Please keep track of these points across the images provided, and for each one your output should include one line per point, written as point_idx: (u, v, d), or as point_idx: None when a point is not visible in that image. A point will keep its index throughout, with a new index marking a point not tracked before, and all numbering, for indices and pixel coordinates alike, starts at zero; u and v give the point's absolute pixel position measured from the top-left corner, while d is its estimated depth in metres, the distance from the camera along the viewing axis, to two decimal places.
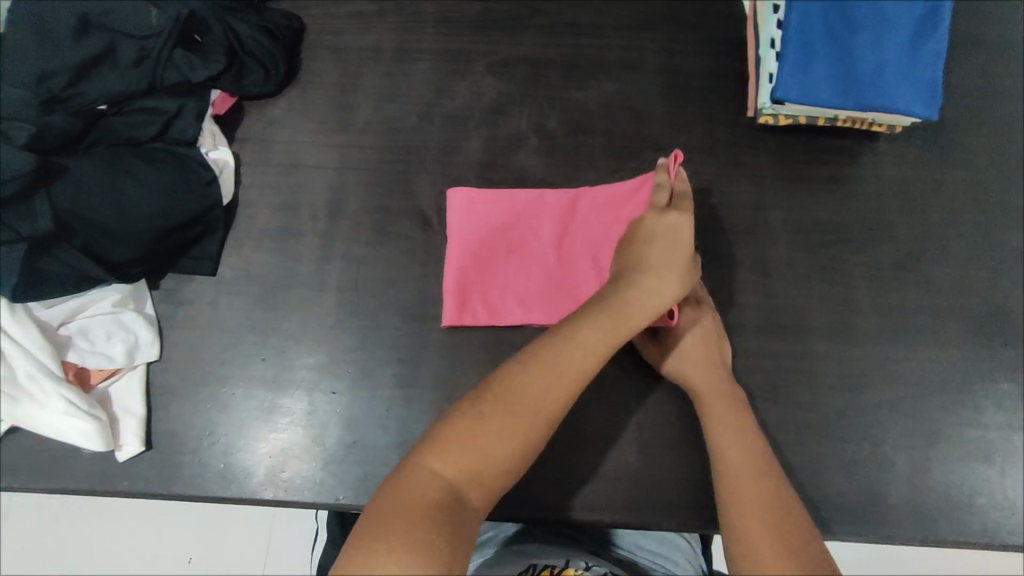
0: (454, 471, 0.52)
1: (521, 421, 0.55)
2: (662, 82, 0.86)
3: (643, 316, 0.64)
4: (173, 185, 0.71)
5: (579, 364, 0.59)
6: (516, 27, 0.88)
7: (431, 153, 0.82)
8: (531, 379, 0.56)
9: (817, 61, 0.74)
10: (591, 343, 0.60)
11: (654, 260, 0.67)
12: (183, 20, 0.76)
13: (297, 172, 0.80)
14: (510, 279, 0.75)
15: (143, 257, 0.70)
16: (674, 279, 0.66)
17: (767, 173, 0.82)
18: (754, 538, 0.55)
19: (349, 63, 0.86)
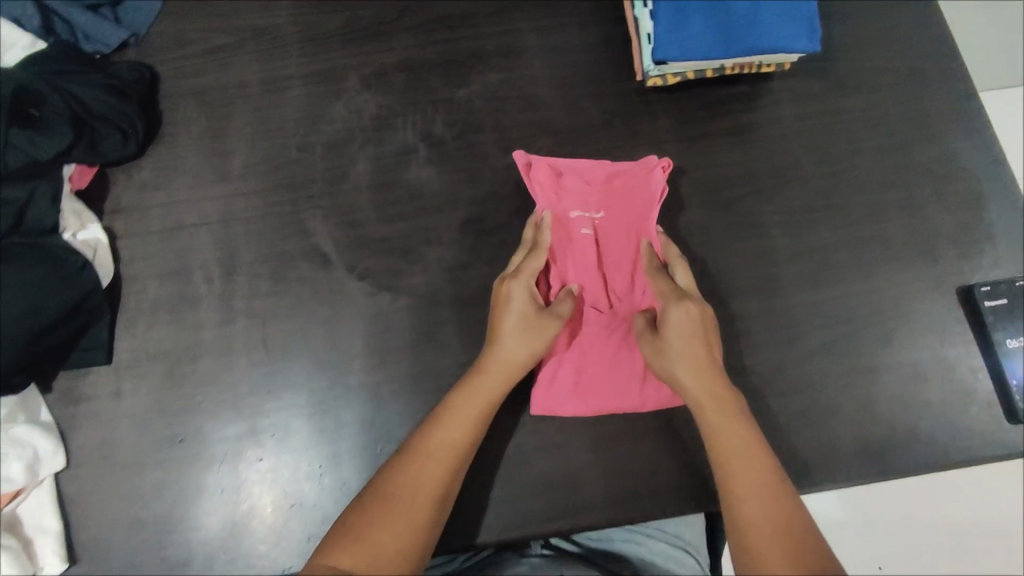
0: (353, 562, 0.57)
1: (405, 497, 0.60)
2: (544, 63, 0.83)
3: (501, 318, 0.67)
4: (41, 279, 0.65)
5: (465, 441, 0.63)
6: (384, 33, 0.84)
7: (318, 186, 0.77)
8: (403, 473, 0.62)
9: (689, 19, 0.73)
10: (466, 412, 0.64)
11: (513, 328, 0.67)
12: (11, 98, 0.69)
13: (179, 234, 0.75)
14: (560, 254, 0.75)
15: (24, 363, 0.64)
16: (526, 341, 0.67)
17: (666, 138, 0.80)
18: (770, 515, 0.59)
19: (215, 103, 0.81)
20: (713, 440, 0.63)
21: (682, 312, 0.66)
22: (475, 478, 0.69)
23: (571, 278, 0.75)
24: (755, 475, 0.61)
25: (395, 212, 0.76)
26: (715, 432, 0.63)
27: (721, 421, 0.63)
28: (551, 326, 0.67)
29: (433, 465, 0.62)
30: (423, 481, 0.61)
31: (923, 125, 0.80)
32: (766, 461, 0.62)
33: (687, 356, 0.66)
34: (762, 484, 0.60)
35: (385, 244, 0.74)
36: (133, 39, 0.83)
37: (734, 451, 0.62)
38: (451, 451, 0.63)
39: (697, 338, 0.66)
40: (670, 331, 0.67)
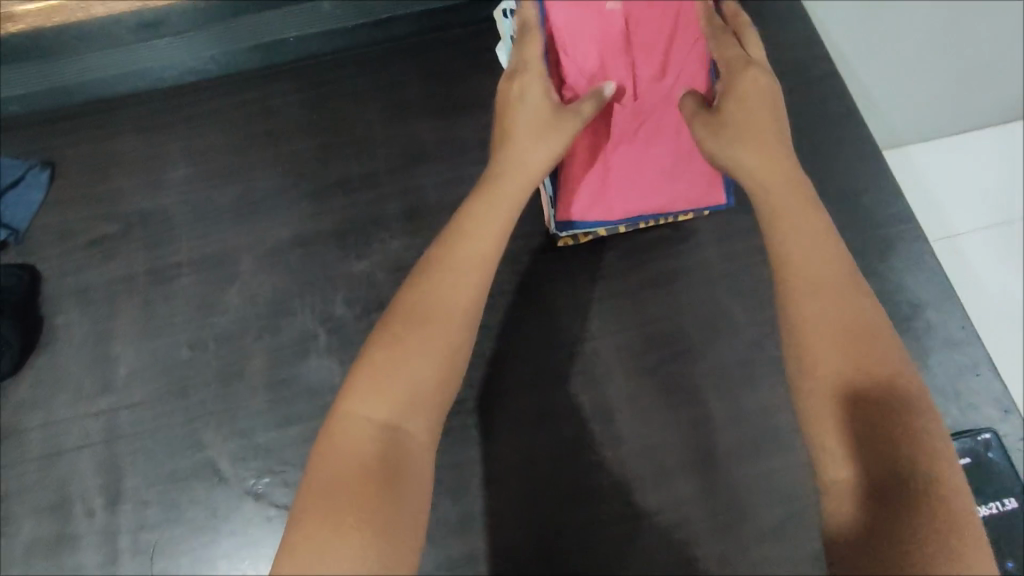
0: (370, 412, 0.43)
1: (444, 303, 0.48)
2: (449, 222, 0.78)
3: (524, 148, 0.58)
4: None
5: (482, 259, 0.51)
6: (279, 204, 0.79)
7: (210, 388, 0.71)
8: (419, 297, 0.48)
9: (619, 192, 0.69)
10: (469, 249, 0.51)
11: (528, 118, 0.59)
12: None
13: (59, 460, 0.69)
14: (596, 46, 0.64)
15: None
16: (545, 150, 0.58)
17: (584, 296, 0.74)
18: (848, 364, 0.42)
19: (100, 302, 0.76)
20: (778, 241, 0.49)
21: (750, 81, 0.57)
22: None
23: (586, 66, 0.64)
24: (834, 348, 0.43)
25: (292, 412, 0.70)
26: (779, 216, 0.50)
27: (806, 245, 0.48)
28: (563, 129, 0.59)
29: (442, 315, 0.47)
30: (422, 339, 0.46)
31: (861, 255, 0.74)
32: (874, 341, 0.43)
33: (774, 174, 0.52)
34: (853, 311, 0.44)
35: (282, 452, 0.68)
36: (13, 238, 0.79)
37: (816, 263, 0.47)
38: (477, 263, 0.50)
39: (781, 181, 0.52)
40: (729, 106, 0.56)
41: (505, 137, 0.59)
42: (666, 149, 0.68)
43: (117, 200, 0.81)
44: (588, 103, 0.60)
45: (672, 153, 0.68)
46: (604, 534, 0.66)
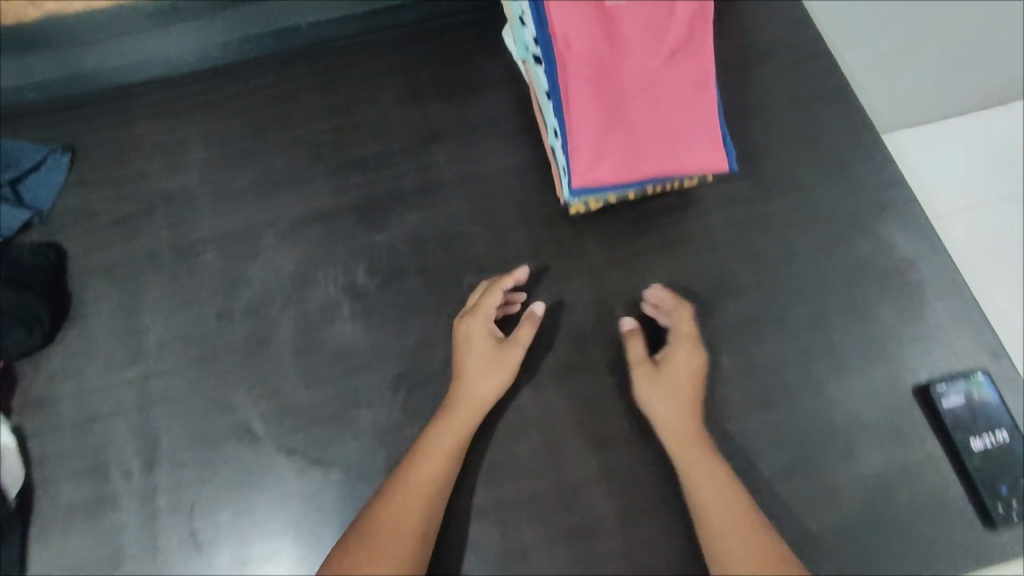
0: None
1: (396, 521, 0.61)
2: (464, 195, 0.81)
3: (467, 360, 0.69)
4: None
5: (447, 466, 0.64)
6: (298, 182, 0.81)
7: (239, 356, 0.73)
8: (401, 511, 0.62)
9: (645, 152, 0.69)
10: (439, 447, 0.65)
11: (472, 361, 0.68)
12: None
13: (95, 428, 0.71)
14: (591, 30, 0.68)
15: None
16: (491, 373, 0.68)
17: (597, 261, 0.77)
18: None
19: (126, 279, 0.78)
20: (683, 476, 0.65)
21: (685, 360, 0.69)
22: None
23: (579, 48, 0.68)
24: (742, 553, 0.60)
25: (320, 376, 0.72)
26: (692, 475, 0.64)
27: (715, 497, 0.63)
28: (507, 356, 0.68)
29: (421, 496, 0.63)
30: (400, 524, 0.61)
31: (856, 218, 0.78)
32: (755, 528, 0.61)
33: (670, 430, 0.67)
34: (731, 516, 0.62)
35: (311, 413, 0.71)
36: (36, 217, 0.80)
37: (715, 508, 0.62)
38: (446, 457, 0.65)
39: (688, 415, 0.67)
40: (671, 366, 0.69)
41: (461, 335, 0.70)
42: (670, 116, 0.69)
43: (138, 181, 0.82)
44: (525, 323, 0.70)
45: (676, 118, 0.70)
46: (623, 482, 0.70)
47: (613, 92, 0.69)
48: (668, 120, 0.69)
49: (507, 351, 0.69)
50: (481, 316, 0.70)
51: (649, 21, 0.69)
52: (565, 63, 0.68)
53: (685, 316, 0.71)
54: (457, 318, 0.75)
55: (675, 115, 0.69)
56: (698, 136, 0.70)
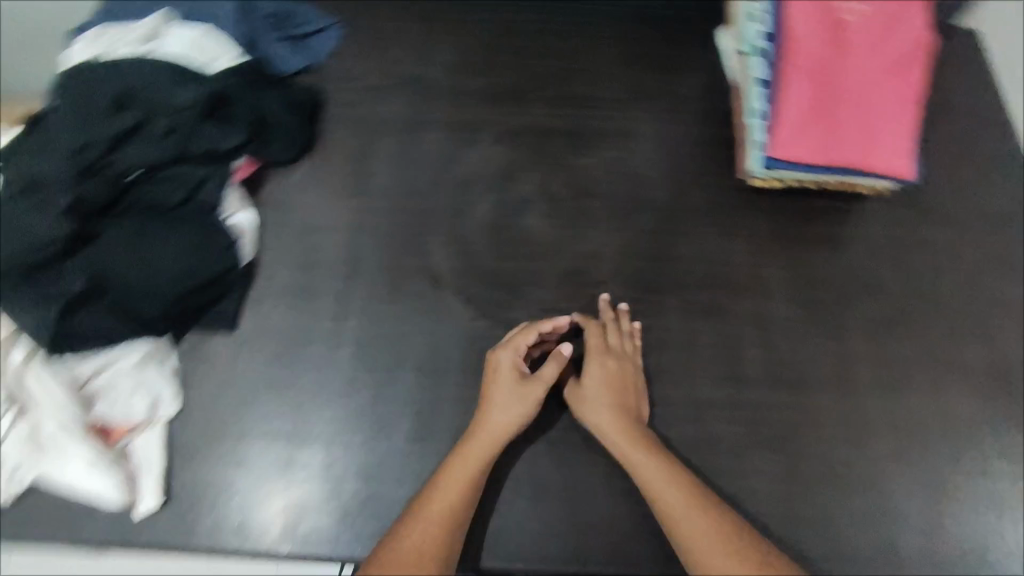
0: None
1: (418, 551, 0.59)
2: (656, 150, 0.93)
3: (496, 394, 0.70)
4: (194, 246, 0.73)
5: (462, 496, 0.64)
6: (521, 99, 0.96)
7: (443, 216, 0.86)
8: (411, 535, 0.60)
9: (843, 141, 0.79)
10: (453, 482, 0.65)
11: (501, 396, 0.70)
12: (211, 97, 0.81)
13: (314, 234, 0.84)
14: (821, 34, 0.80)
15: (166, 316, 0.72)
16: (524, 407, 0.70)
17: (761, 232, 0.87)
18: None
19: (366, 131, 0.92)
20: (669, 525, 0.63)
21: (600, 365, 0.74)
22: (540, 507, 0.71)
23: (807, 44, 0.80)
24: (706, 530, 0.61)
25: (505, 250, 0.84)
26: (670, 510, 0.64)
27: (701, 529, 0.62)
28: (536, 388, 0.70)
29: (433, 518, 0.62)
30: (419, 554, 0.59)
31: (1005, 264, 0.85)
32: (709, 508, 0.63)
33: (650, 469, 0.66)
34: (730, 544, 0.60)
35: (491, 277, 0.82)
36: (309, 66, 0.96)
37: (703, 536, 0.61)
38: (465, 486, 0.65)
39: (615, 413, 0.71)
40: (592, 380, 0.74)
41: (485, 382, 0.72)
42: (871, 119, 0.79)
43: (392, 63, 0.98)
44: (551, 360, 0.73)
45: (877, 123, 0.79)
46: (745, 416, 0.76)
47: (826, 87, 0.80)
48: (870, 122, 0.79)
49: (536, 390, 0.70)
50: (514, 356, 0.73)
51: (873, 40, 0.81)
52: (793, 52, 0.80)
53: (626, 340, 0.78)
54: (629, 241, 0.86)
55: (877, 119, 0.79)
56: (895, 143, 0.79)
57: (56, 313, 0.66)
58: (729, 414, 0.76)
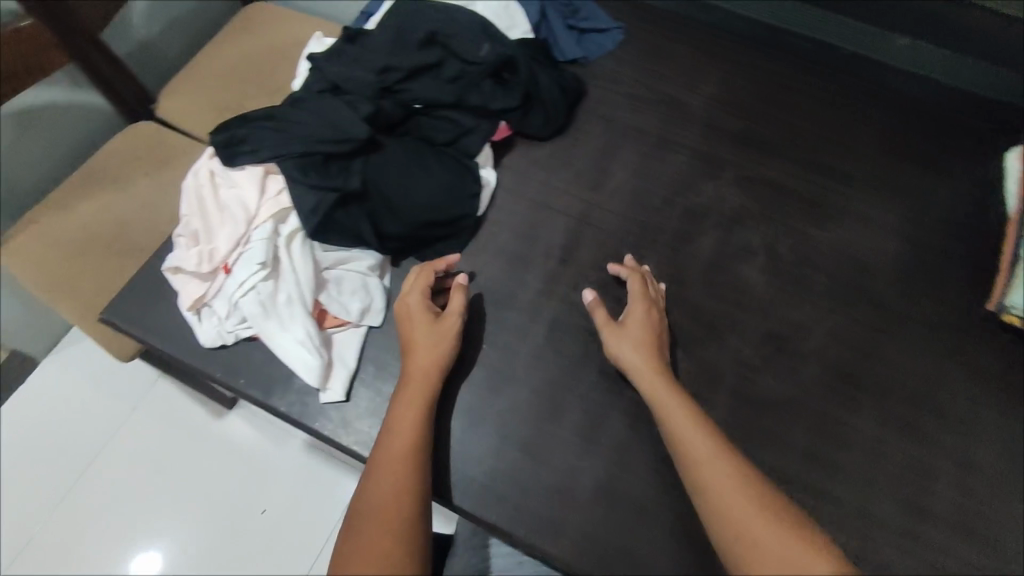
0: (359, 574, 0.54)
1: (388, 507, 0.59)
2: (900, 246, 0.87)
3: (422, 336, 0.71)
4: (448, 186, 0.79)
5: (412, 426, 0.65)
6: (772, 151, 0.94)
7: (665, 237, 0.86)
8: (377, 483, 0.61)
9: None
10: (404, 426, 0.65)
11: (421, 334, 0.71)
12: (502, 59, 0.87)
13: (542, 211, 0.87)
14: None
15: (405, 236, 0.78)
16: (429, 341, 0.71)
17: (994, 371, 0.79)
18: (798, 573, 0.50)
19: (616, 134, 0.94)
20: (689, 480, 0.59)
21: (642, 311, 0.74)
22: (681, 552, 0.68)
23: None
24: (723, 471, 0.58)
25: (716, 291, 0.82)
26: (699, 464, 0.59)
27: (716, 477, 0.57)
28: (444, 327, 0.72)
29: (396, 466, 0.62)
30: (390, 505, 0.59)
31: None
32: (727, 453, 0.59)
33: (670, 412, 0.64)
34: (755, 497, 0.56)
35: (694, 311, 0.81)
36: (583, 60, 1.01)
37: (725, 491, 0.56)
38: (411, 422, 0.66)
39: (645, 352, 0.70)
40: (632, 323, 0.73)
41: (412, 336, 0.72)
42: None
43: (658, 80, 1.00)
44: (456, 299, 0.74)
45: None
46: (918, 554, 0.70)
47: None
48: None
49: (433, 330, 0.72)
50: (417, 284, 0.74)
51: None
52: None
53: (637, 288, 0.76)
54: (847, 326, 0.80)
55: None
56: None
57: (331, 200, 0.71)
58: (902, 544, 0.70)
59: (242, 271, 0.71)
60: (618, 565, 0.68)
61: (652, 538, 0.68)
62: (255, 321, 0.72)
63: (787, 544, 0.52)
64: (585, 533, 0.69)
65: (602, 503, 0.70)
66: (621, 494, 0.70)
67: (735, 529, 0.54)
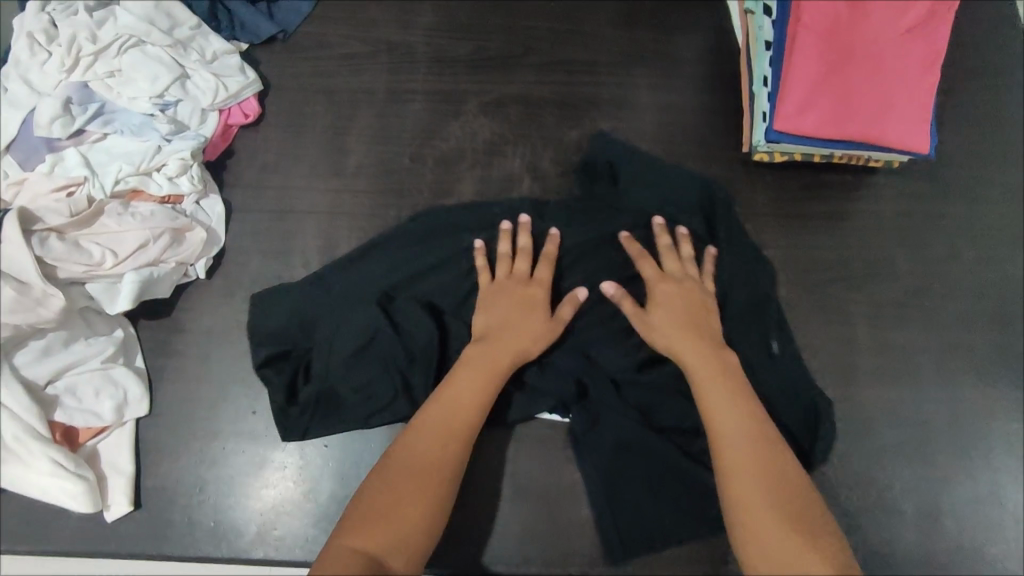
0: (366, 544, 0.54)
1: (416, 473, 0.59)
2: (655, 121, 0.86)
3: (509, 338, 0.68)
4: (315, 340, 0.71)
5: (474, 393, 0.64)
6: (510, 65, 0.88)
7: (424, 197, 0.81)
8: (404, 448, 0.60)
9: (853, 113, 0.73)
10: (464, 386, 0.64)
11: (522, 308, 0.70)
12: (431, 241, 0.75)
13: (288, 219, 0.79)
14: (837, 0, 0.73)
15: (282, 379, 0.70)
16: (535, 321, 0.69)
17: (764, 211, 0.81)
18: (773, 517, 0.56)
19: (343, 104, 0.85)
20: (711, 417, 0.64)
21: (676, 291, 0.71)
22: (525, 506, 0.69)
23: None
24: (732, 403, 0.64)
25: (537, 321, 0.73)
26: (715, 407, 0.64)
27: (717, 407, 0.64)
28: (550, 327, 0.70)
29: (440, 429, 0.61)
30: (420, 466, 0.59)
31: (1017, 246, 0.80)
32: (739, 390, 0.65)
33: (687, 351, 0.67)
34: (755, 425, 0.62)
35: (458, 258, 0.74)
36: (281, 35, 0.87)
37: (739, 436, 0.61)
38: (480, 394, 0.64)
39: (693, 318, 0.70)
40: (660, 311, 0.70)
41: (479, 317, 0.70)
42: (898, 94, 0.73)
43: (368, 26, 0.88)
44: (543, 263, 0.73)
45: (906, 95, 0.73)
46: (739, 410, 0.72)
47: (842, 57, 0.73)
48: (894, 95, 0.73)
49: (509, 304, 0.70)
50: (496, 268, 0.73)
51: (889, 5, 0.73)
52: (801, 10, 0.74)
53: (688, 253, 0.75)
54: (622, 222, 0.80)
55: (903, 92, 0.73)
56: (917, 125, 0.73)
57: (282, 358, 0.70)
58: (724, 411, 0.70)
59: None
60: (470, 546, 0.67)
61: (497, 507, 0.69)
62: None
63: (767, 442, 0.62)
64: None
65: None
66: (457, 479, 0.69)
67: (748, 446, 0.61)
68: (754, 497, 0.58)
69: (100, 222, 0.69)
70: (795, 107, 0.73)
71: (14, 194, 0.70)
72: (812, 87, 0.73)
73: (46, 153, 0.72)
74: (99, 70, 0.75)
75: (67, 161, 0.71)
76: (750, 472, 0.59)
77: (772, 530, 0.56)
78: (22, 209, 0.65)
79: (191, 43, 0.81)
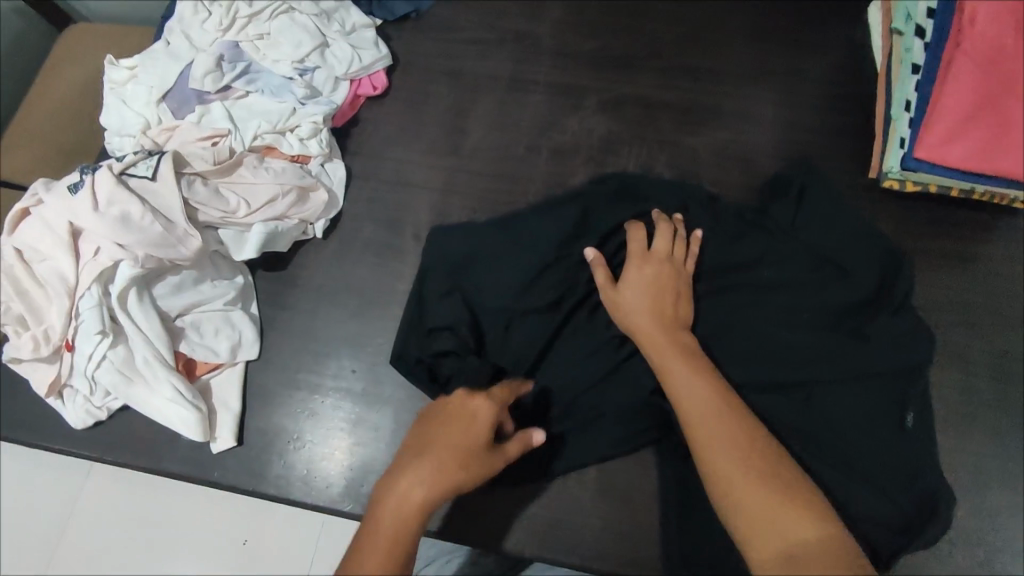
0: None
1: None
2: (779, 136, 0.84)
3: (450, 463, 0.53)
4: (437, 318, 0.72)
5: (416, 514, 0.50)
6: (634, 65, 0.87)
7: (536, 187, 0.82)
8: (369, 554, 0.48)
9: (1006, 148, 0.68)
10: (405, 505, 0.50)
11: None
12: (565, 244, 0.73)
13: (403, 192, 0.82)
14: (1001, 30, 0.69)
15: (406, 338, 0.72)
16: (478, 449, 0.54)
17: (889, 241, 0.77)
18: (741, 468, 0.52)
19: (467, 87, 0.87)
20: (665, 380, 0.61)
21: (641, 268, 0.69)
22: (605, 504, 0.68)
23: (980, 25, 0.70)
24: (674, 360, 0.61)
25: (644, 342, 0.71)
26: (668, 370, 0.61)
27: (673, 362, 0.61)
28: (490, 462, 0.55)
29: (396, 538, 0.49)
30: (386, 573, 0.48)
31: None
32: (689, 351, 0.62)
33: (643, 321, 0.65)
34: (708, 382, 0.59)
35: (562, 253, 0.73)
36: (415, 14, 0.90)
37: (694, 392, 0.58)
38: (422, 511, 0.51)
39: (648, 292, 0.67)
40: (625, 284, 0.68)
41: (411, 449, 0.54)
42: None
43: (498, 14, 0.90)
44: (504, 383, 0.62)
45: None
46: None
47: (1001, 88, 0.68)
48: None
49: (459, 428, 0.54)
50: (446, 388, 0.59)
51: None
52: (962, 34, 0.70)
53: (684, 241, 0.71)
54: None
55: None
56: None
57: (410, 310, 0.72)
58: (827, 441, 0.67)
59: (83, 345, 0.66)
60: (547, 535, 0.68)
61: (577, 501, 0.69)
62: (118, 393, 0.67)
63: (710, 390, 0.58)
64: (510, 513, 0.69)
65: (524, 481, 0.69)
66: None
67: (702, 401, 0.57)
68: (717, 453, 0.53)
69: (237, 173, 0.73)
70: (941, 135, 0.69)
71: (165, 138, 0.75)
72: (964, 116, 0.69)
73: (196, 104, 0.77)
74: (251, 32, 0.80)
75: (213, 113, 0.76)
76: (705, 424, 0.55)
77: (747, 483, 0.51)
78: (175, 152, 0.70)
79: (335, 14, 0.84)
